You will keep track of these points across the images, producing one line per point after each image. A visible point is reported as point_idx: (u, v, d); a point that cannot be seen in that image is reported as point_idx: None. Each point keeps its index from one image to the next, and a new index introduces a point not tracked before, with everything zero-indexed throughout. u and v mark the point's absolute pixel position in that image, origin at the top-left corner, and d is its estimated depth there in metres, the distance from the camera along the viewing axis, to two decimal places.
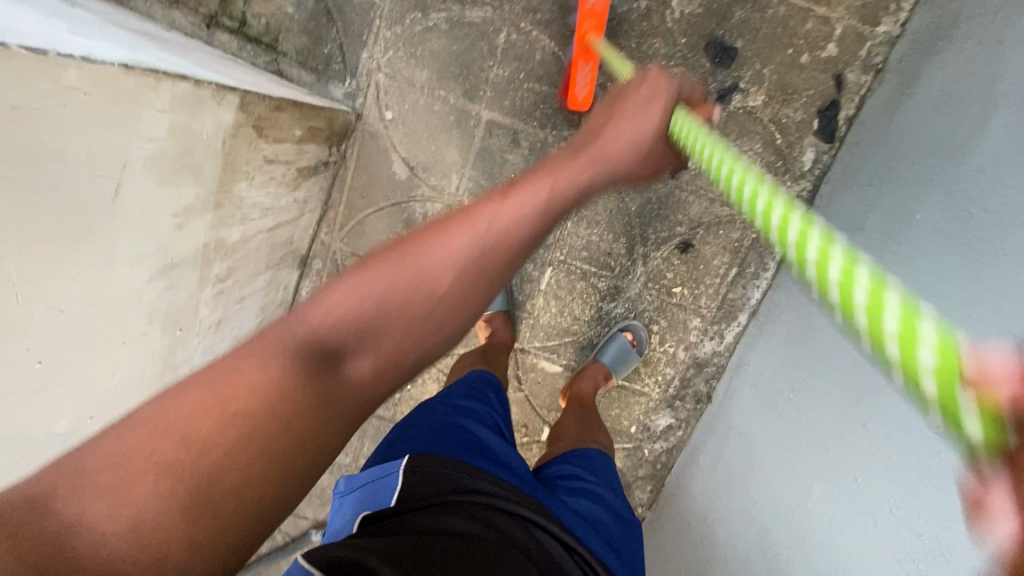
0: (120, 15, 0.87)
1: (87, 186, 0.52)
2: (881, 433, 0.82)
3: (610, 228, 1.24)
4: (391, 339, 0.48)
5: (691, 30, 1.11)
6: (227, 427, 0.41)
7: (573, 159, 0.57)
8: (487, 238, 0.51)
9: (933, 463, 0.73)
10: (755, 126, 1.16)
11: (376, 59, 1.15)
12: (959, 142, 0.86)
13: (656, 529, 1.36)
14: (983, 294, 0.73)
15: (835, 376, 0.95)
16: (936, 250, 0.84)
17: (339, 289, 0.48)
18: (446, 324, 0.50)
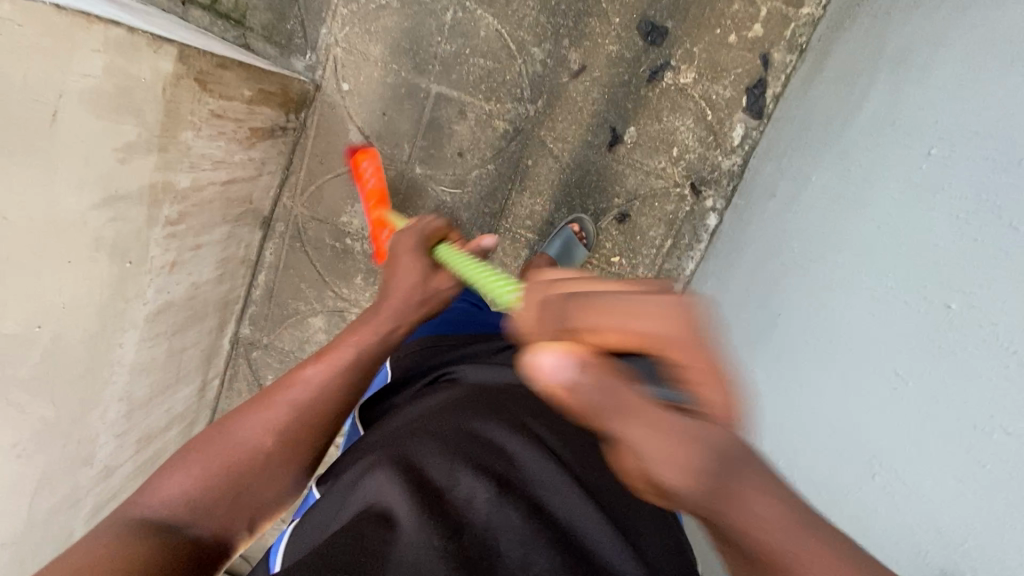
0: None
1: (25, 107, 0.62)
2: (764, 375, 0.89)
3: (553, 198, 1.31)
4: (249, 475, 0.61)
5: (625, 10, 1.19)
6: (80, 575, 0.49)
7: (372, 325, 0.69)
8: (327, 372, 0.65)
9: (795, 394, 0.79)
10: (687, 102, 1.23)
11: (334, 34, 1.25)
12: (850, 108, 0.93)
13: None
14: (846, 246, 0.81)
15: (738, 330, 1.02)
16: (819, 208, 0.91)
17: (173, 467, 0.60)
18: (297, 448, 0.63)
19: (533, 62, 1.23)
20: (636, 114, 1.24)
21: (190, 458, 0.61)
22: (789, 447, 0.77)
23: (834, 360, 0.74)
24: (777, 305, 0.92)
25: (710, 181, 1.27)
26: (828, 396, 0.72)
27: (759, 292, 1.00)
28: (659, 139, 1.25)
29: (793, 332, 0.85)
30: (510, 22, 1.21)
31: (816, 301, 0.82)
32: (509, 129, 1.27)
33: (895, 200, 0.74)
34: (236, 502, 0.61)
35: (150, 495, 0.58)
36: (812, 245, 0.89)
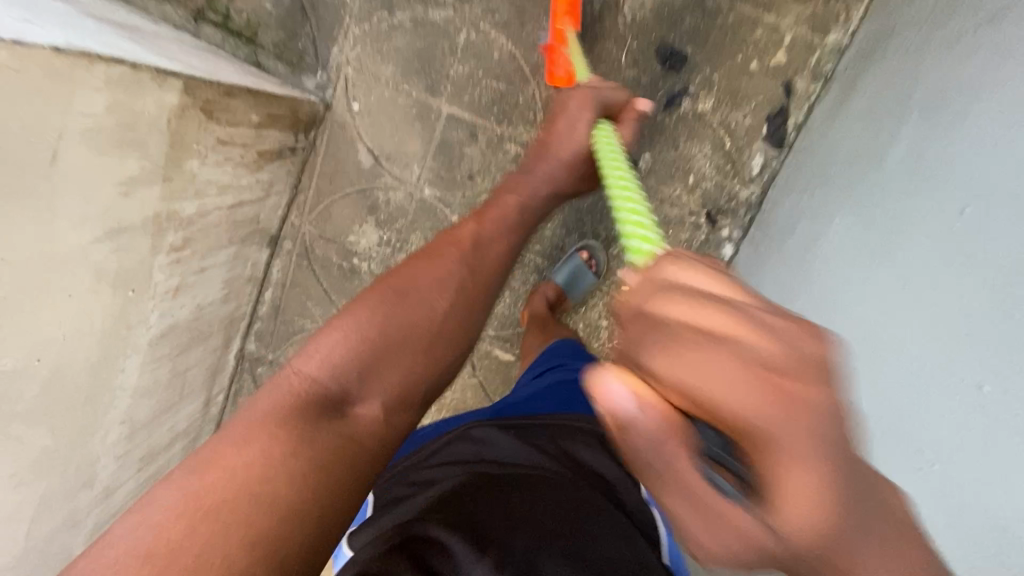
0: (105, 7, 0.97)
1: (25, 151, 0.61)
2: None
3: (563, 223, 1.28)
4: (408, 354, 0.64)
5: (642, 35, 1.15)
6: (251, 496, 0.48)
7: (455, 242, 0.76)
8: (462, 253, 0.74)
9: None
10: (704, 129, 1.19)
11: (345, 53, 1.23)
12: (877, 149, 0.89)
13: None
14: (868, 304, 0.77)
15: None
16: (840, 255, 0.88)
17: (326, 336, 0.62)
18: (451, 338, 0.68)
19: (547, 86, 1.20)
20: (651, 140, 1.21)
21: (341, 324, 0.63)
22: None
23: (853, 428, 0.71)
24: None
25: (726, 211, 1.23)
26: None
27: None
28: (675, 165, 1.22)
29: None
30: (524, 43, 1.18)
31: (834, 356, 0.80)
32: (520, 152, 1.24)
33: (924, 258, 0.70)
34: (400, 377, 0.62)
35: (306, 361, 0.60)
36: (830, 294, 0.86)
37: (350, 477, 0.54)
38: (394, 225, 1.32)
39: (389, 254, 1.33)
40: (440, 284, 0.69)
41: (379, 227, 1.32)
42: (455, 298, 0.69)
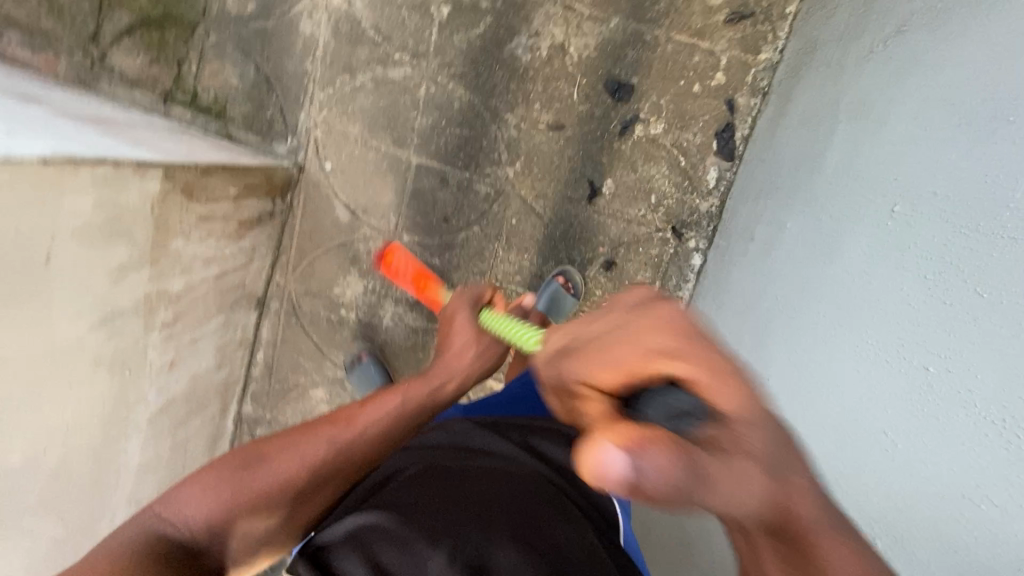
0: (82, 105, 1.04)
1: (20, 256, 0.64)
2: None
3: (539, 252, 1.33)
4: (236, 515, 0.68)
5: (590, 72, 1.23)
6: None
7: (410, 391, 0.84)
8: (338, 437, 0.75)
9: None
10: (659, 150, 1.26)
11: (313, 118, 1.28)
12: (814, 156, 0.96)
13: None
14: (825, 301, 0.82)
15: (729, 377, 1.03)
16: (796, 256, 0.94)
17: (190, 484, 0.68)
18: (285, 505, 0.71)
19: (507, 128, 1.27)
20: (612, 166, 1.28)
21: (205, 474, 0.69)
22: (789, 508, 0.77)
23: (825, 417, 0.75)
24: (764, 355, 0.94)
25: (690, 224, 1.30)
26: (821, 454, 0.74)
27: (748, 338, 1.02)
28: (637, 187, 1.29)
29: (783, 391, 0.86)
30: (482, 90, 1.25)
31: (801, 351, 0.84)
32: (490, 191, 1.30)
33: (868, 253, 0.76)
34: (242, 535, 0.69)
35: (172, 511, 0.65)
36: (791, 294, 0.92)
37: None
38: (377, 274, 1.36)
39: (376, 302, 1.37)
40: (324, 454, 0.73)
41: (363, 277, 1.36)
42: (379, 430, 0.78)
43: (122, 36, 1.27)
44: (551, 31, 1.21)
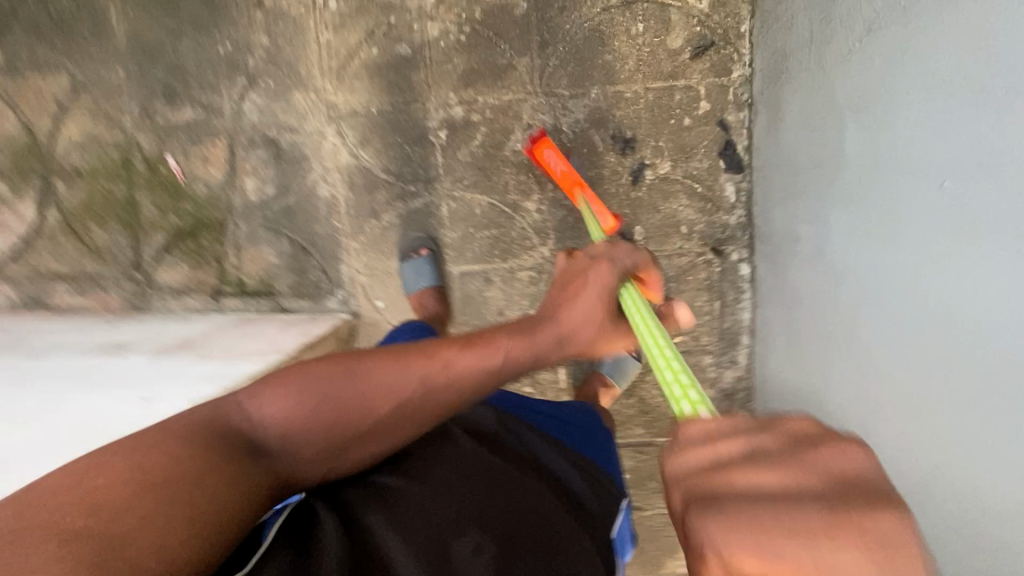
0: (167, 329, 1.32)
1: None
2: (889, 421, 0.90)
3: None
4: (323, 432, 0.70)
5: (587, 141, 1.32)
6: (146, 492, 0.54)
7: (523, 338, 0.80)
8: (439, 375, 0.75)
9: (933, 436, 0.80)
10: (674, 186, 1.33)
11: (354, 266, 1.36)
12: (831, 152, 1.03)
13: None
14: (900, 303, 0.87)
15: (839, 377, 1.04)
16: (855, 247, 0.98)
17: (267, 384, 0.70)
18: (371, 420, 0.73)
19: (530, 214, 1.34)
20: (637, 216, 1.35)
21: (301, 372, 0.71)
22: (954, 498, 0.75)
23: (957, 396, 0.75)
24: (865, 349, 0.96)
25: (727, 240, 1.36)
26: (967, 432, 0.73)
27: (840, 334, 1.04)
28: (666, 226, 1.36)
29: (887, 393, 0.90)
30: (498, 190, 1.33)
31: (904, 337, 0.86)
32: (534, 273, 1.36)
33: (927, 255, 0.81)
34: (324, 435, 0.70)
35: (254, 403, 0.68)
36: (868, 284, 0.94)
37: (212, 514, 0.57)
38: None
39: None
40: (417, 391, 0.74)
41: None
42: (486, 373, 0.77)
43: (164, 254, 1.36)
44: (541, 119, 1.31)
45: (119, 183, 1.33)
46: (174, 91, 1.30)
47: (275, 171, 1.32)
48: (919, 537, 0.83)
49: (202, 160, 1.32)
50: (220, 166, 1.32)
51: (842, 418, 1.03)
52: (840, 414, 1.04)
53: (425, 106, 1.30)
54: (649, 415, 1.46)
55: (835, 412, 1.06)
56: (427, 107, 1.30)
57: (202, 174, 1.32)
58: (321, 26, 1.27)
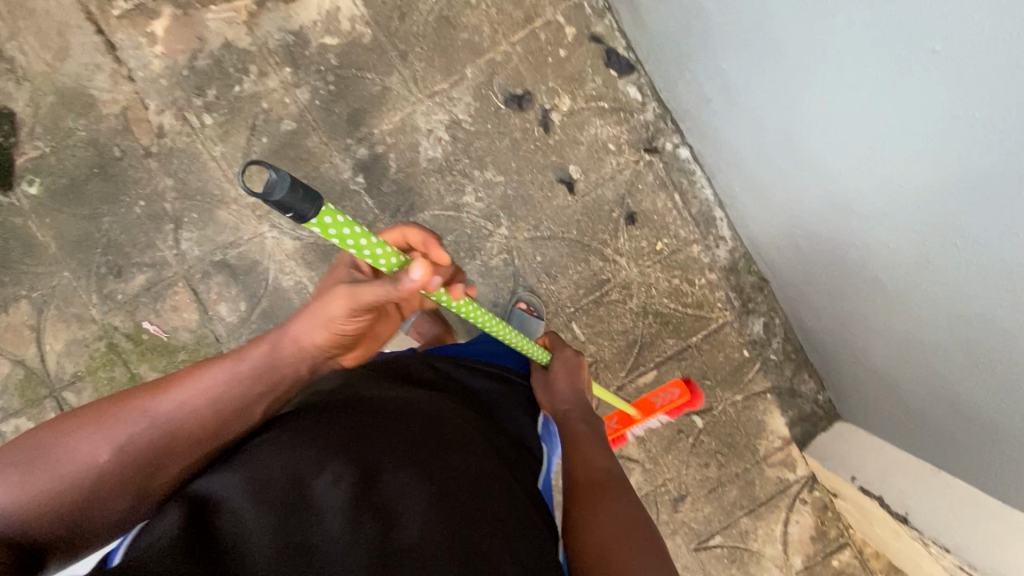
0: None
1: None
2: (865, 206, 0.96)
3: (575, 259, 1.42)
4: (74, 486, 0.68)
5: (487, 115, 1.36)
6: None
7: (326, 311, 0.78)
8: (229, 373, 0.77)
9: (909, 194, 0.87)
10: (582, 114, 1.37)
11: None
12: (694, 9, 1.09)
13: (843, 377, 1.37)
14: (826, 111, 0.92)
15: (803, 195, 1.09)
16: (750, 81, 1.04)
17: None
18: (149, 449, 0.72)
19: (473, 206, 1.39)
20: (566, 157, 1.38)
21: (64, 427, 0.71)
22: (960, 230, 0.82)
23: (910, 146, 0.82)
24: (809, 159, 1.02)
25: (655, 136, 1.39)
26: (936, 170, 0.80)
27: (781, 161, 1.09)
28: (597, 152, 1.39)
29: (857, 194, 0.96)
30: (434, 201, 1.37)
31: (836, 127, 0.92)
32: (505, 256, 1.41)
33: (823, 60, 0.87)
34: (70, 495, 0.68)
35: None
36: (779, 103, 1.01)
37: None
38: None
39: None
40: (200, 394, 0.75)
41: None
42: (266, 369, 0.78)
43: None
44: (437, 119, 1.35)
45: (117, 367, 1.39)
46: (120, 264, 1.36)
47: (239, 287, 1.38)
48: (951, 286, 0.89)
49: (175, 311, 1.38)
50: (192, 308, 1.38)
51: (826, 228, 1.09)
52: (822, 227, 1.09)
53: (333, 163, 1.35)
54: (672, 322, 1.44)
55: (816, 228, 1.11)
56: (335, 163, 1.35)
57: (182, 322, 1.39)
58: (211, 143, 1.33)
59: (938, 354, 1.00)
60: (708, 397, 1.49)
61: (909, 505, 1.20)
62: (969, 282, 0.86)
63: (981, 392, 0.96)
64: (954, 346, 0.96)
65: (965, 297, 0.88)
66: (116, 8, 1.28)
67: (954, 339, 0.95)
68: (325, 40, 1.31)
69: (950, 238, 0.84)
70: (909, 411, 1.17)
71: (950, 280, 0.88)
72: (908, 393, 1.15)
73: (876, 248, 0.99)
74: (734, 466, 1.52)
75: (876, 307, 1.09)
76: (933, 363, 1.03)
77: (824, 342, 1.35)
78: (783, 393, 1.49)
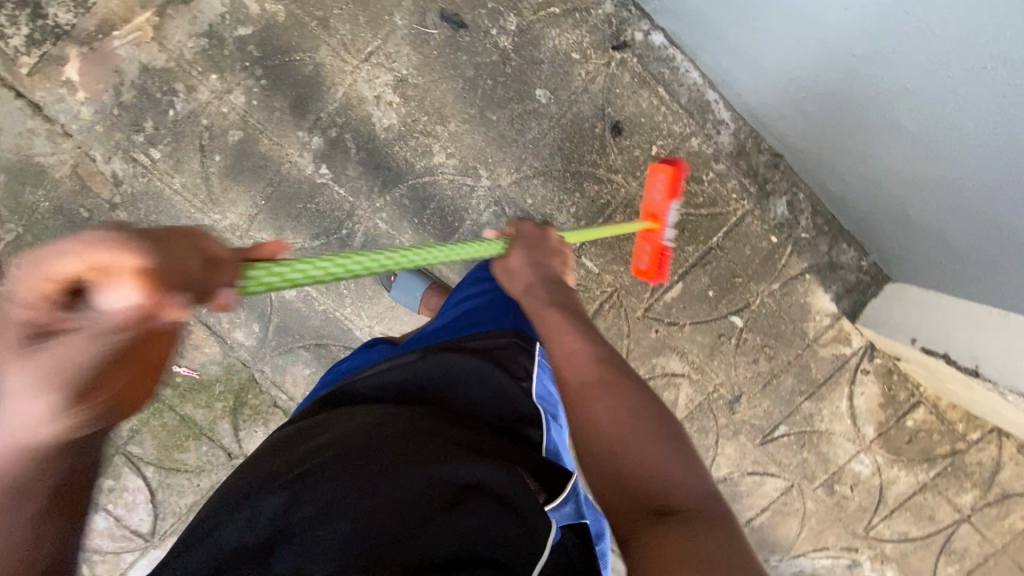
0: None
1: None
2: (865, 42, 0.92)
3: (568, 190, 1.32)
4: None
5: (432, 62, 1.23)
6: None
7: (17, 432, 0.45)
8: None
9: (911, 10, 0.82)
10: (534, 27, 1.22)
11: (363, 323, 1.39)
12: None
13: (887, 239, 1.24)
14: None
15: (797, 55, 1.04)
16: None
17: None
18: None
19: (447, 164, 1.29)
20: (529, 83, 1.25)
21: None
22: (981, 28, 0.78)
23: None
24: (794, 11, 0.97)
25: (621, 28, 1.23)
26: None
27: (766, 23, 1.04)
28: (561, 66, 1.24)
29: (857, 23, 0.90)
30: (406, 170, 1.29)
31: None
32: (494, 206, 1.33)
33: None
34: None
35: None
36: None
37: None
38: None
39: None
40: None
41: None
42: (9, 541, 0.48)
43: (241, 432, 1.47)
44: (381, 82, 1.23)
45: (167, 411, 1.44)
46: None
47: (246, 310, 1.37)
48: (979, 98, 0.84)
49: (196, 348, 1.40)
50: (210, 341, 1.39)
51: (826, 83, 1.03)
52: (822, 82, 1.04)
53: (293, 161, 1.27)
54: (687, 229, 1.34)
55: (815, 88, 1.06)
56: (296, 160, 1.27)
57: (207, 357, 1.40)
58: (168, 176, 1.27)
59: (971, 182, 0.94)
60: (742, 294, 1.40)
61: (978, 357, 1.13)
62: (996, 85, 0.81)
63: (1018, 205, 0.90)
64: (986, 156, 0.89)
65: (994, 103, 0.83)
66: (22, 64, 1.19)
67: (981, 148, 0.89)
68: (239, 32, 1.20)
69: (969, 40, 0.80)
70: (946, 254, 1.11)
71: (977, 82, 0.83)
72: (948, 237, 1.07)
73: (886, 84, 0.94)
74: (785, 355, 1.45)
75: (895, 155, 1.03)
76: (957, 188, 0.97)
77: (858, 207, 1.23)
78: (823, 269, 1.38)
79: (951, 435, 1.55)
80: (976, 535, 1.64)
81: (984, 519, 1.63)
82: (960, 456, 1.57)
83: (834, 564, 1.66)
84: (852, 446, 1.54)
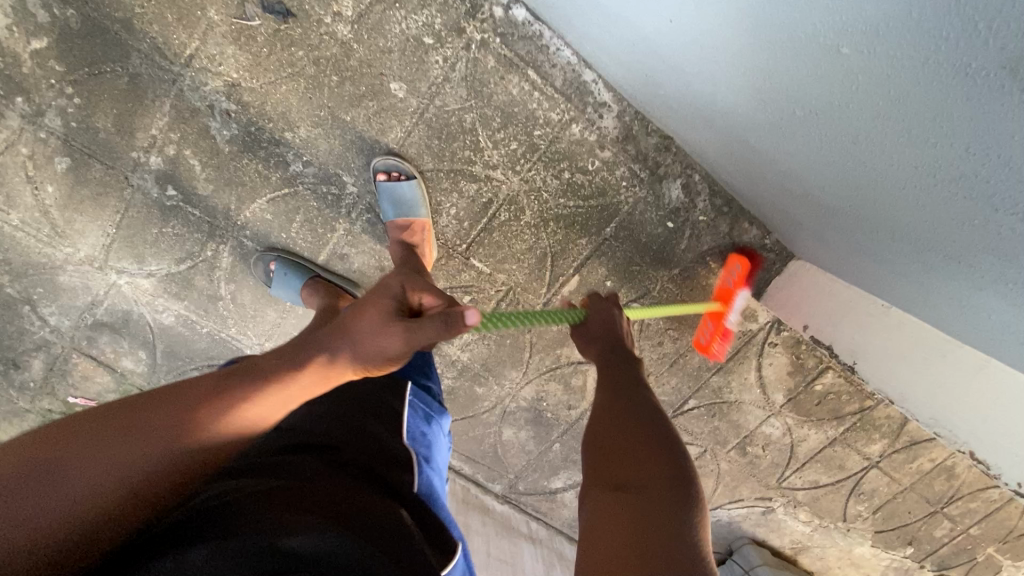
0: None
1: None
2: (717, 102, 0.91)
3: (443, 190, 1.21)
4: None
5: (265, 61, 1.07)
6: None
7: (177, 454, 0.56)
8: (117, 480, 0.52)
9: (742, 80, 0.81)
10: (373, 11, 1.06)
11: (252, 339, 1.35)
12: None
13: (790, 236, 1.19)
14: (630, 13, 0.88)
15: (669, 97, 1.00)
16: None
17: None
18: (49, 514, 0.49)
19: (305, 172, 1.17)
20: (379, 75, 1.10)
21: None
22: (801, 103, 0.76)
23: (712, 36, 0.79)
24: (652, 63, 0.94)
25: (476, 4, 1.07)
26: (747, 51, 0.76)
27: (633, 66, 1.00)
28: (413, 53, 1.09)
29: (723, 66, 0.82)
30: (261, 183, 1.17)
31: (651, 24, 0.86)
32: (365, 213, 1.22)
33: None
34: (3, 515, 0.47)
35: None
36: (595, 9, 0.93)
37: None
38: None
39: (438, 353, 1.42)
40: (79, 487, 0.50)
41: None
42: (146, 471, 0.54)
43: None
44: (211, 89, 1.09)
45: None
46: (12, 356, 1.32)
47: (127, 339, 1.32)
48: (829, 163, 0.81)
49: (88, 378, 1.36)
50: (100, 371, 1.36)
51: (703, 126, 1.01)
52: (700, 125, 1.01)
53: (134, 185, 1.16)
54: (577, 222, 1.26)
55: (697, 131, 1.04)
56: (137, 183, 1.16)
57: (101, 385, 1.38)
58: (4, 213, 1.16)
59: (857, 231, 0.89)
60: (641, 282, 1.34)
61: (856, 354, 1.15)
62: (838, 151, 0.78)
63: (894, 257, 0.86)
64: (875, 207, 0.81)
65: (841, 163, 0.79)
66: None
67: (867, 175, 0.77)
68: (34, 45, 1.04)
69: (798, 112, 0.78)
70: (848, 276, 1.08)
71: (818, 151, 0.81)
72: (850, 270, 1.03)
73: (751, 142, 0.93)
74: (690, 335, 1.42)
75: (783, 190, 0.98)
76: (843, 206, 0.87)
77: (762, 210, 1.16)
78: (724, 250, 1.31)
79: (860, 394, 1.56)
80: (886, 478, 1.69)
81: (894, 464, 1.66)
82: (870, 413, 1.57)
83: (749, 510, 1.76)
84: (761, 412, 1.56)
